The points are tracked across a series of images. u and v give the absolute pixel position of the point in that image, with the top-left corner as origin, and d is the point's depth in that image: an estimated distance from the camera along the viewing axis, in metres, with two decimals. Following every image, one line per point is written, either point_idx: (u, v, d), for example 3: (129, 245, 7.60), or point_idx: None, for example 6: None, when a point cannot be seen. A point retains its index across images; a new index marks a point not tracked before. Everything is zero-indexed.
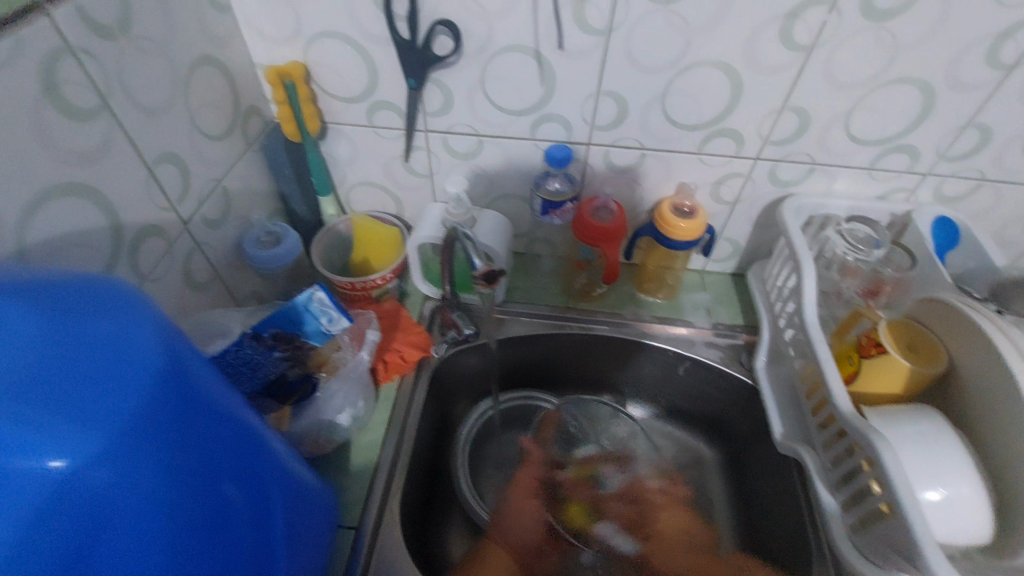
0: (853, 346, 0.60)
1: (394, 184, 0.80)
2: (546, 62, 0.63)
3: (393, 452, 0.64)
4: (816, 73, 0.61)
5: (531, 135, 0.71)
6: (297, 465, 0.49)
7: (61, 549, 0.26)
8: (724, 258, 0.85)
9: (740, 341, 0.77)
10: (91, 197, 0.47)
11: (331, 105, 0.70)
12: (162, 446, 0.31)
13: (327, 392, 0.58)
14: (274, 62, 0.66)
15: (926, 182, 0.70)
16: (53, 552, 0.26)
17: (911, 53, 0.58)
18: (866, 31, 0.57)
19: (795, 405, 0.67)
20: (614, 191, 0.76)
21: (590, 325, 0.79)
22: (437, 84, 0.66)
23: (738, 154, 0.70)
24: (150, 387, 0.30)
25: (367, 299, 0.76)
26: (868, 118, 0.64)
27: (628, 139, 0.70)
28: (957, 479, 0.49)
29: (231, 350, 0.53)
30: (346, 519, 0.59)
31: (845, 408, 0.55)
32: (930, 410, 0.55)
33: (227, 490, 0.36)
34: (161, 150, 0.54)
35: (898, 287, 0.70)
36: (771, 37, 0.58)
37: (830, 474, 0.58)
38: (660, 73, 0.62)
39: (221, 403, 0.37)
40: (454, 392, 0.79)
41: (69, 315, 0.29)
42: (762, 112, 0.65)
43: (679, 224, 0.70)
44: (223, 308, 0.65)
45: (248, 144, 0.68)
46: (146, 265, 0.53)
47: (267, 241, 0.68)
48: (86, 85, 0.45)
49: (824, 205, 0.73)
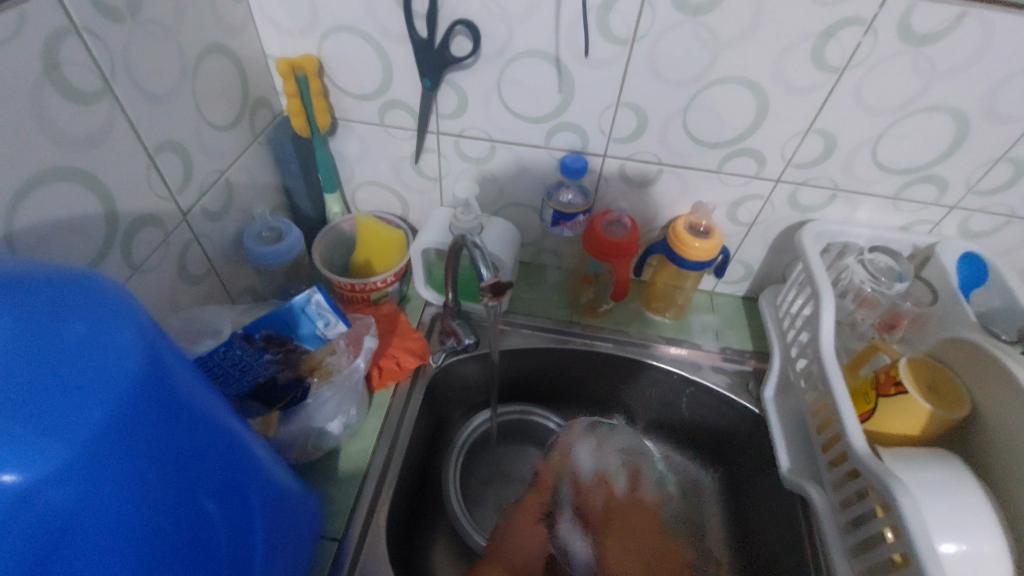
0: (871, 383, 0.57)
1: (402, 185, 0.78)
2: (566, 68, 0.61)
3: (383, 461, 0.62)
4: (846, 96, 0.58)
5: (546, 144, 0.68)
6: (281, 471, 0.47)
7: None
8: (737, 280, 0.82)
9: (748, 367, 0.75)
10: (88, 183, 0.45)
11: (342, 101, 0.68)
12: (133, 460, 0.29)
13: (319, 399, 0.55)
14: (287, 54, 0.65)
15: (953, 215, 0.68)
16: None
17: (947, 81, 0.56)
18: (901, 54, 0.54)
19: (804, 439, 0.64)
20: (628, 206, 0.74)
21: (594, 341, 0.77)
22: (452, 86, 0.64)
23: (759, 175, 0.68)
24: (123, 396, 0.28)
25: (365, 302, 0.74)
26: (897, 146, 0.62)
27: (647, 153, 0.67)
28: (977, 532, 0.46)
29: (219, 350, 0.50)
30: (328, 530, 0.56)
31: (861, 448, 0.52)
32: (952, 456, 0.52)
33: (204, 506, 0.34)
34: (164, 138, 0.52)
35: (917, 322, 0.68)
36: (802, 55, 0.56)
37: (839, 515, 0.55)
38: (684, 87, 0.60)
39: (205, 409, 0.35)
40: (450, 401, 0.77)
41: (38, 312, 0.27)
42: (787, 134, 0.63)
43: (693, 243, 0.68)
44: (216, 302, 0.63)
45: (254, 136, 0.66)
46: (139, 255, 0.51)
47: (268, 237, 0.66)
48: (90, 67, 0.44)
49: (844, 233, 0.70)
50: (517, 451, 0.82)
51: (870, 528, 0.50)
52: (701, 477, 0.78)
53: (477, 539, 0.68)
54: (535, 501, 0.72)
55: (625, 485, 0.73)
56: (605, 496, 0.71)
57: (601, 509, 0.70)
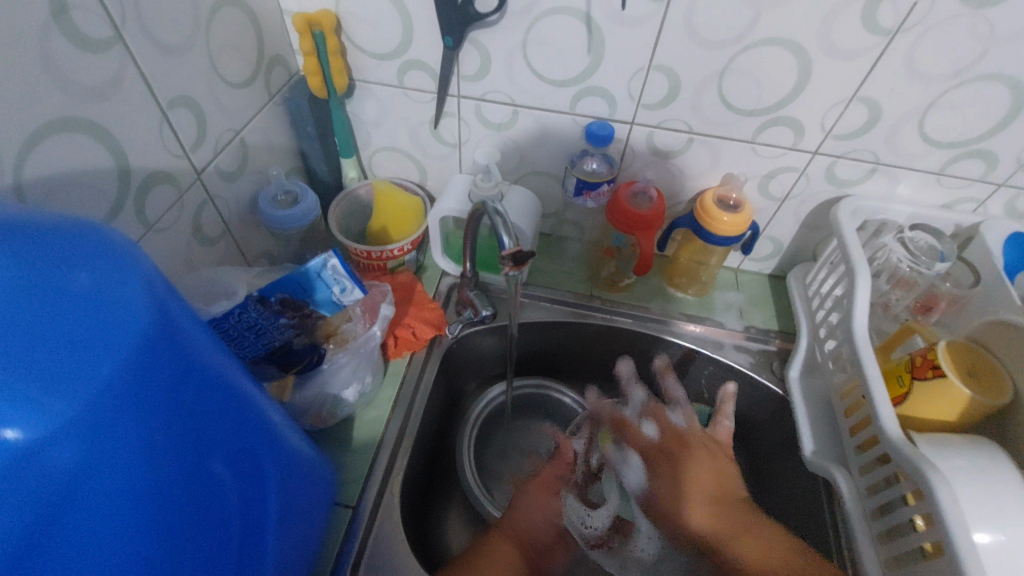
0: (905, 365, 0.55)
1: (420, 150, 0.75)
2: (595, 27, 0.57)
3: (399, 430, 0.62)
4: (896, 61, 0.55)
5: (571, 109, 0.65)
6: (296, 438, 0.47)
7: (13, 540, 0.23)
8: (764, 258, 0.79)
9: (773, 347, 0.73)
10: (100, 136, 0.43)
11: (360, 61, 0.66)
12: (139, 420, 0.28)
13: (333, 366, 0.54)
14: (303, 8, 0.62)
15: (1000, 193, 0.64)
16: (6, 542, 0.23)
17: (1008, 47, 0.52)
18: (959, 17, 0.50)
19: (829, 422, 0.62)
20: (655, 177, 0.71)
21: (613, 316, 0.75)
22: (474, 45, 0.61)
23: (796, 146, 0.64)
24: (127, 354, 0.27)
25: (382, 271, 0.72)
26: (947, 117, 0.58)
27: (677, 120, 0.64)
28: (1017, 526, 0.44)
29: (234, 312, 0.48)
30: (343, 496, 0.56)
31: (892, 431, 0.50)
32: (990, 444, 0.49)
33: (214, 469, 0.34)
34: (177, 94, 0.51)
35: (954, 306, 0.65)
36: (851, 15, 0.52)
37: (865, 501, 0.54)
38: (721, 48, 0.57)
39: (216, 372, 0.34)
40: (465, 373, 0.76)
41: (41, 262, 0.26)
42: (828, 102, 0.59)
43: (722, 217, 0.65)
44: (231, 266, 0.62)
45: (270, 95, 0.64)
46: (153, 213, 0.50)
47: (284, 200, 0.64)
48: (100, 14, 0.42)
49: (883, 209, 0.67)
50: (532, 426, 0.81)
51: (899, 516, 0.48)
52: None
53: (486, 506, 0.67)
54: (551, 472, 0.63)
55: (655, 427, 0.65)
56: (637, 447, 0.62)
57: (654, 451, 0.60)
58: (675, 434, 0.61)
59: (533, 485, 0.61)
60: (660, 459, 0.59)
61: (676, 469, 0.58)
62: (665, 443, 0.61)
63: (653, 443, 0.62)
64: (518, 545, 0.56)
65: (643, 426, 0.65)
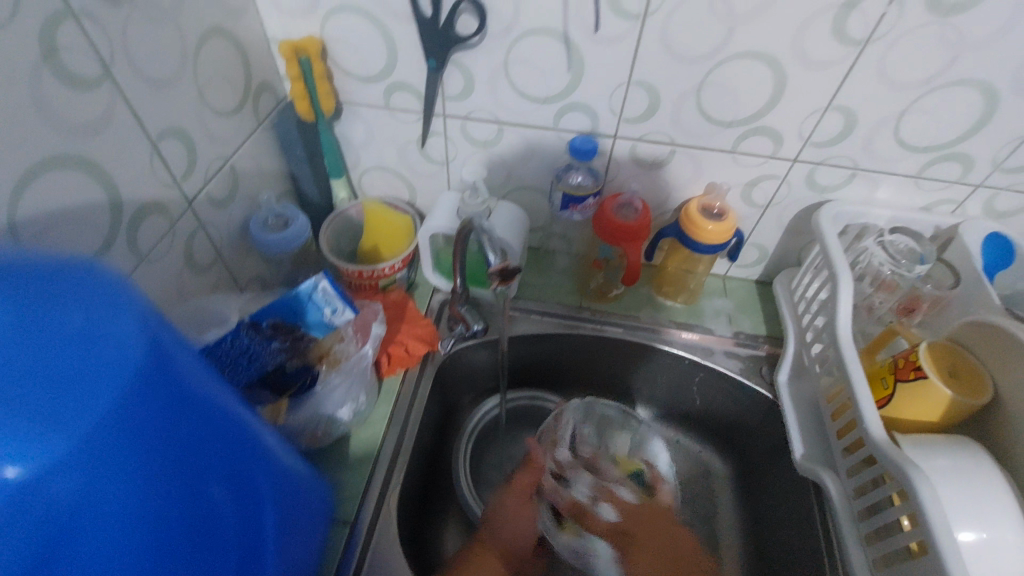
0: (888, 367, 0.56)
1: (408, 169, 0.77)
2: (574, 46, 0.59)
3: (394, 446, 0.63)
4: (868, 71, 0.56)
5: (554, 125, 0.67)
6: (290, 457, 0.47)
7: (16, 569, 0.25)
8: (751, 264, 0.80)
9: (762, 352, 0.74)
10: (92, 172, 0.44)
11: (346, 84, 0.67)
12: (137, 450, 0.29)
13: (327, 387, 0.54)
14: (289, 35, 0.63)
15: (978, 194, 0.65)
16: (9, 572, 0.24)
17: (975, 53, 0.53)
18: (927, 26, 0.52)
19: (817, 425, 0.63)
20: (639, 189, 0.73)
21: (604, 326, 0.76)
22: (457, 67, 0.63)
23: (775, 155, 0.65)
24: (124, 388, 0.28)
25: (373, 290, 0.73)
26: (921, 123, 0.59)
27: (659, 133, 0.65)
28: (997, 522, 0.45)
29: (227, 339, 0.50)
30: (340, 514, 0.57)
31: (877, 434, 0.51)
32: (972, 444, 0.50)
33: (213, 494, 0.34)
34: (167, 124, 0.52)
35: (937, 306, 0.66)
36: (822, 28, 0.53)
37: (853, 503, 0.55)
38: (697, 63, 0.58)
39: (212, 400, 0.35)
40: (459, 387, 0.77)
41: (40, 305, 0.27)
42: (805, 112, 0.60)
43: (706, 226, 0.66)
44: (224, 291, 0.63)
45: (259, 121, 0.65)
46: (145, 243, 0.51)
47: (275, 223, 0.65)
48: (89, 53, 0.43)
49: (864, 214, 0.68)
50: (527, 436, 0.82)
51: (887, 516, 0.49)
52: (712, 463, 0.77)
53: (475, 508, 0.71)
54: (528, 478, 0.70)
55: (612, 505, 0.68)
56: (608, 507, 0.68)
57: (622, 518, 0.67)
58: (637, 511, 0.68)
59: (511, 494, 0.69)
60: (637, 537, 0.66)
61: (652, 535, 0.66)
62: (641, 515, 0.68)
63: (617, 520, 0.67)
64: (500, 555, 0.64)
65: (609, 501, 0.69)
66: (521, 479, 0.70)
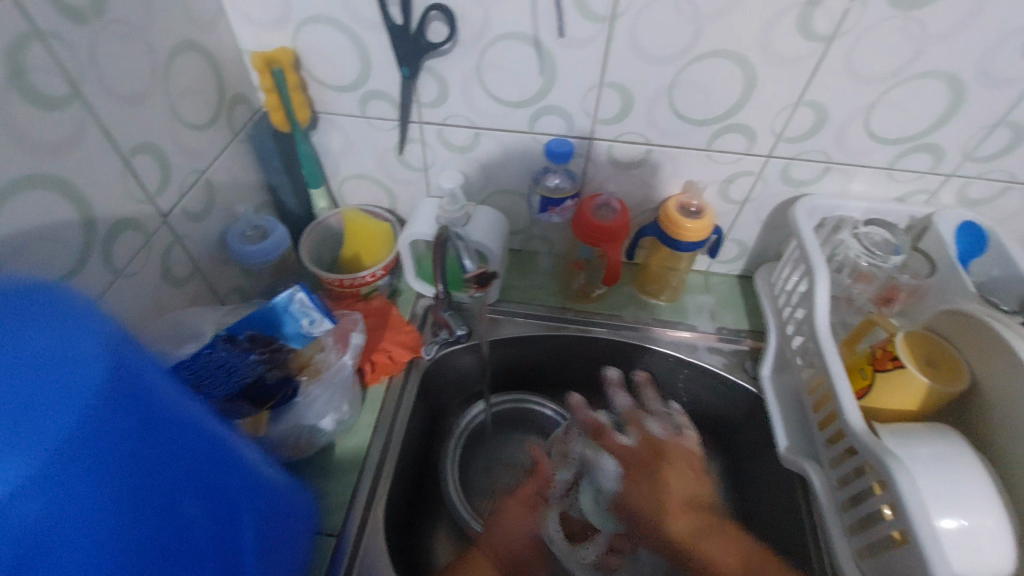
0: (866, 358, 0.56)
1: (387, 176, 0.77)
2: (546, 50, 0.59)
3: (380, 454, 0.62)
4: (837, 66, 0.56)
5: (530, 128, 0.67)
6: (270, 470, 0.47)
7: None
8: (731, 259, 0.81)
9: (745, 346, 0.74)
10: (63, 191, 0.44)
11: (321, 94, 0.67)
12: (104, 469, 0.29)
13: (308, 398, 0.54)
14: (261, 47, 0.63)
15: (950, 183, 0.66)
16: None
17: (940, 46, 0.54)
18: (892, 20, 0.52)
19: (800, 418, 0.64)
20: (617, 189, 0.73)
21: (588, 326, 0.76)
22: (431, 74, 0.63)
23: (750, 151, 0.66)
24: (88, 407, 0.28)
25: (355, 298, 0.73)
26: (892, 115, 0.60)
27: (634, 133, 0.66)
28: (977, 507, 0.45)
29: (203, 352, 0.49)
30: (326, 525, 0.57)
31: (856, 425, 0.51)
32: (948, 431, 0.51)
33: (186, 512, 0.34)
34: (139, 140, 0.52)
35: (914, 296, 0.67)
36: (790, 26, 0.54)
37: (836, 494, 0.55)
38: (669, 63, 0.59)
39: (186, 417, 0.35)
40: (446, 392, 0.77)
41: (5, 329, 0.28)
42: (777, 108, 0.61)
43: (685, 224, 0.67)
44: (203, 304, 0.63)
45: (233, 133, 0.65)
46: (120, 260, 0.51)
47: (253, 235, 0.66)
48: (56, 72, 0.43)
49: (839, 207, 0.69)
50: (515, 439, 0.81)
51: (868, 506, 0.50)
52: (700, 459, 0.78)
53: (473, 523, 0.68)
54: (531, 486, 0.66)
55: (635, 433, 0.66)
56: (620, 451, 0.64)
57: (641, 452, 0.63)
58: (643, 450, 0.63)
59: (512, 499, 0.64)
60: (637, 466, 0.62)
61: (647, 473, 0.61)
62: (647, 453, 0.63)
63: (634, 450, 0.64)
64: (495, 558, 0.59)
65: (629, 431, 0.66)
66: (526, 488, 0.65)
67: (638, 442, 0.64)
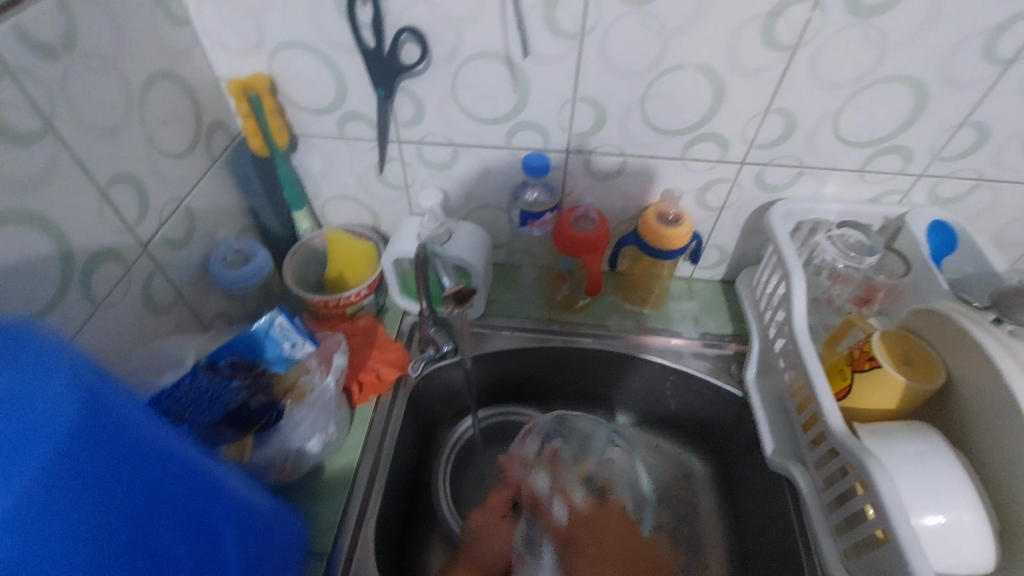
0: (845, 359, 0.57)
1: (369, 196, 0.77)
2: (518, 68, 0.60)
3: (369, 474, 0.62)
4: (802, 74, 0.58)
5: (507, 144, 0.68)
6: (257, 494, 0.47)
7: None
8: (713, 265, 0.82)
9: (729, 350, 0.75)
10: (38, 225, 0.44)
11: (299, 117, 0.68)
12: (72, 505, 0.30)
13: (293, 421, 0.54)
14: (237, 74, 0.64)
15: (921, 183, 0.67)
16: None
17: (900, 51, 0.55)
18: (852, 27, 0.53)
19: (786, 420, 0.65)
20: (596, 200, 0.74)
21: (574, 337, 0.76)
22: (407, 94, 0.64)
23: (724, 158, 0.67)
24: (54, 446, 0.29)
25: (340, 317, 0.73)
26: (859, 119, 0.61)
27: (609, 145, 0.67)
28: (957, 504, 0.46)
29: (185, 381, 0.49)
30: (316, 548, 0.57)
31: (838, 427, 0.52)
32: (927, 429, 0.51)
33: (163, 541, 0.35)
34: (115, 171, 0.52)
35: (892, 294, 0.68)
36: (753, 37, 0.55)
37: (822, 495, 0.55)
38: (638, 76, 0.60)
39: (162, 447, 0.36)
40: (436, 409, 0.77)
41: None
42: (746, 116, 0.62)
43: (664, 232, 0.68)
44: (187, 331, 0.63)
45: (213, 159, 0.66)
46: (100, 291, 0.51)
47: (235, 260, 0.66)
48: (27, 108, 0.43)
49: (814, 210, 0.70)
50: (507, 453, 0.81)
51: (853, 506, 0.50)
52: (691, 464, 0.78)
53: (454, 521, 0.72)
54: (500, 498, 0.72)
55: (565, 507, 0.69)
56: (565, 515, 0.69)
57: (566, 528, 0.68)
58: (593, 518, 0.69)
59: (485, 513, 0.71)
60: (585, 535, 0.68)
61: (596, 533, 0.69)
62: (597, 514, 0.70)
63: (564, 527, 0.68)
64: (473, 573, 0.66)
65: (563, 501, 0.69)
66: (497, 501, 0.72)
67: (587, 507, 0.70)
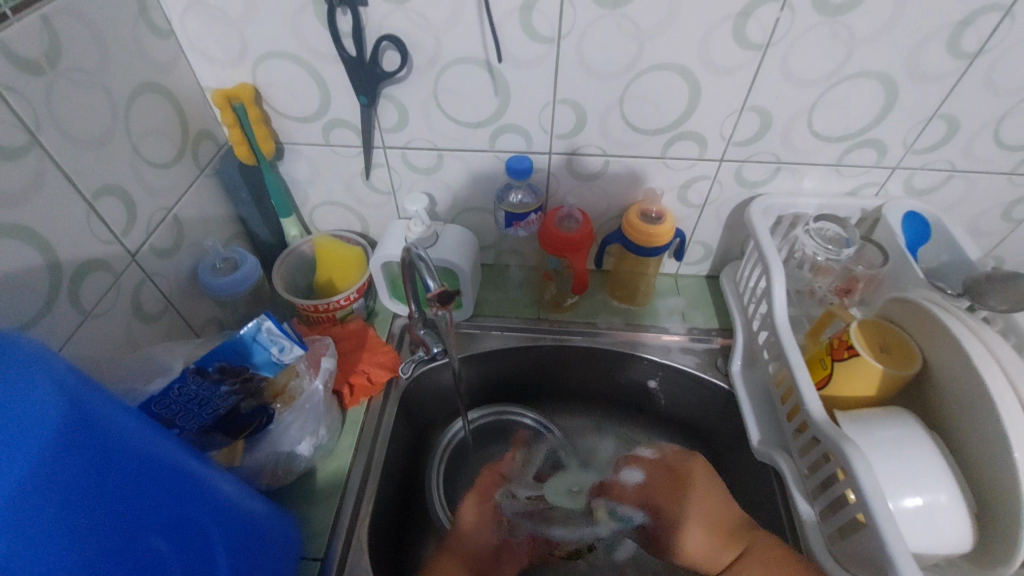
0: (825, 349, 0.58)
1: (356, 201, 0.78)
2: (498, 73, 0.61)
3: (361, 477, 0.63)
4: (774, 72, 0.59)
5: (491, 147, 0.69)
6: (249, 501, 0.47)
7: None
8: (698, 261, 0.83)
9: (716, 345, 0.76)
10: (23, 237, 0.45)
11: (284, 125, 0.69)
12: (64, 503, 0.30)
13: (282, 425, 0.56)
14: (222, 84, 0.65)
15: (896, 175, 0.69)
16: None
17: (868, 48, 0.56)
18: (820, 25, 0.55)
19: (770, 411, 0.66)
20: (579, 200, 0.75)
21: (563, 336, 0.77)
22: (390, 100, 0.65)
23: (703, 156, 0.68)
24: (42, 445, 0.30)
25: (331, 321, 0.74)
26: (832, 115, 0.63)
27: (590, 146, 0.68)
28: (934, 486, 0.48)
29: (172, 388, 0.49)
30: (310, 550, 0.57)
31: (818, 416, 0.53)
32: (905, 414, 0.53)
33: (152, 546, 0.35)
34: (101, 183, 0.53)
35: (871, 284, 0.70)
36: (725, 37, 0.57)
37: (807, 482, 0.56)
38: (615, 78, 0.61)
39: (148, 451, 0.37)
40: (427, 411, 0.77)
41: None
42: (722, 114, 0.64)
43: (644, 229, 0.69)
44: (178, 338, 0.64)
45: (200, 169, 0.67)
46: (89, 300, 0.52)
47: (224, 267, 0.67)
48: (10, 122, 0.44)
49: (792, 204, 0.71)
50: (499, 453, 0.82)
51: (833, 492, 0.51)
52: None
53: (442, 518, 0.72)
54: (486, 477, 0.76)
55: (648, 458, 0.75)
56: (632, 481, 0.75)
57: (650, 481, 0.73)
58: (654, 485, 0.73)
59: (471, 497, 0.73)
60: (664, 490, 0.72)
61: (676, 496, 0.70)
62: (670, 475, 0.72)
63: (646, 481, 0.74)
64: (460, 557, 0.67)
65: (632, 467, 0.76)
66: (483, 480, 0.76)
67: (656, 462, 0.74)
